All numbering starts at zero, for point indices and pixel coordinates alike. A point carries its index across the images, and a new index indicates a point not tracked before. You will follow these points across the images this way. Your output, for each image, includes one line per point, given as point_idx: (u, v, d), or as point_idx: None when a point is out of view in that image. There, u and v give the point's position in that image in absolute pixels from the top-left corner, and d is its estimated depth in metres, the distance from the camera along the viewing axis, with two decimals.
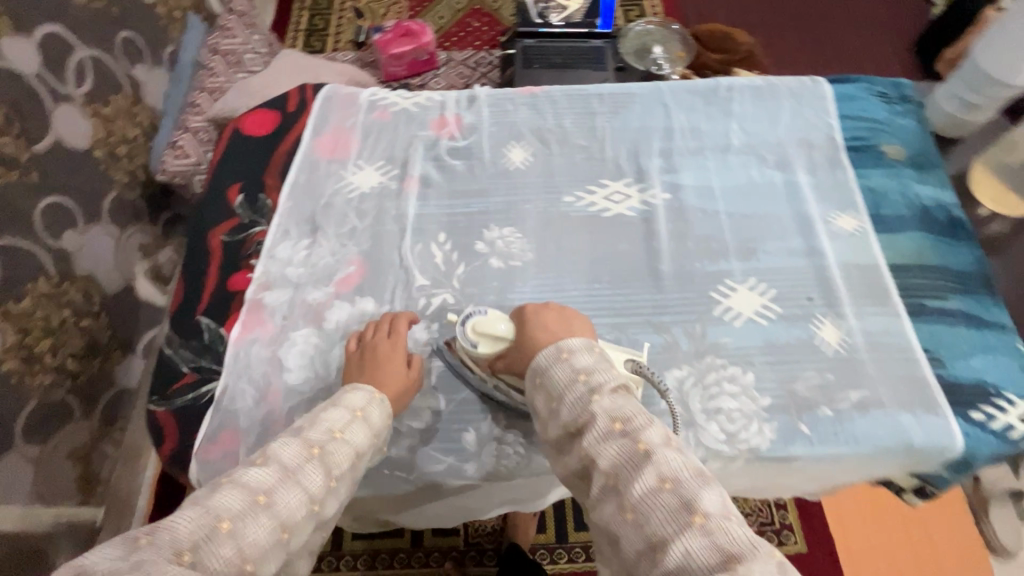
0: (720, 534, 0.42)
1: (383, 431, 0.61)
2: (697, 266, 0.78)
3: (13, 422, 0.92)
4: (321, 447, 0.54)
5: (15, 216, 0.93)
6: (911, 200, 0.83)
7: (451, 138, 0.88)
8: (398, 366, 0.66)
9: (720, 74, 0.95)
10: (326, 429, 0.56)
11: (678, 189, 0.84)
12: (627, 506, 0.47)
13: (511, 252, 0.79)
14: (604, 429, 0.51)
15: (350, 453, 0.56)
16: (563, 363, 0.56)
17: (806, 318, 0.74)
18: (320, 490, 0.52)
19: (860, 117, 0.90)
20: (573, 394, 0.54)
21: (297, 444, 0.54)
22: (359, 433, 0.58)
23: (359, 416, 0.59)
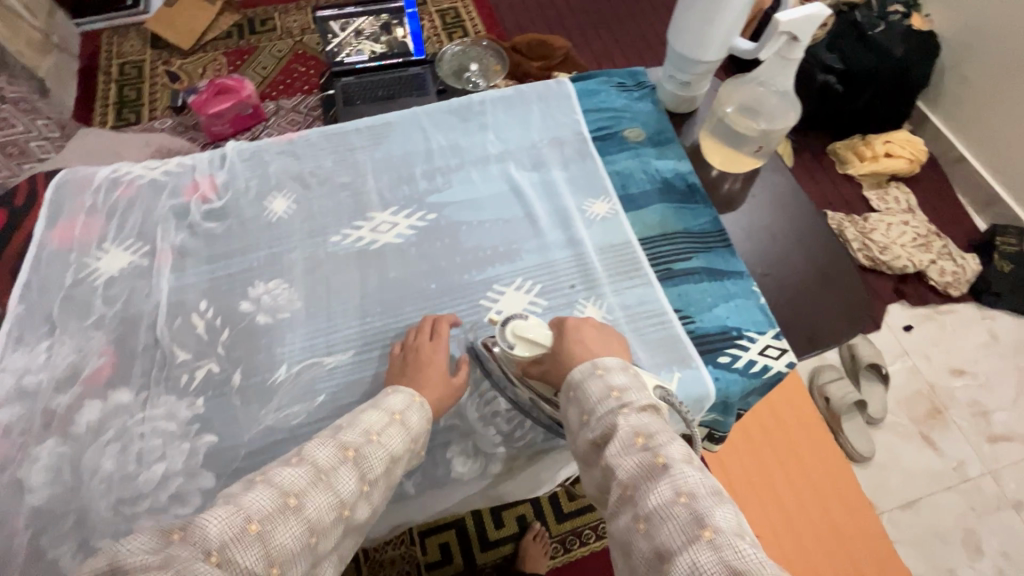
0: (728, 549, 0.42)
1: (418, 438, 0.62)
2: (466, 278, 0.80)
3: None
4: (354, 450, 0.56)
5: None
6: (654, 176, 0.90)
7: (205, 201, 0.85)
8: (440, 371, 0.68)
9: (473, 91, 0.99)
10: (362, 432, 0.58)
11: (443, 206, 0.87)
12: (640, 516, 0.47)
13: (279, 305, 0.77)
14: (625, 442, 0.51)
15: (384, 456, 0.58)
16: (598, 378, 0.56)
17: (570, 305, 0.78)
18: (353, 495, 0.54)
19: (602, 109, 0.97)
20: (604, 402, 0.54)
21: (333, 446, 0.56)
22: (396, 437, 0.60)
23: (399, 418, 0.61)
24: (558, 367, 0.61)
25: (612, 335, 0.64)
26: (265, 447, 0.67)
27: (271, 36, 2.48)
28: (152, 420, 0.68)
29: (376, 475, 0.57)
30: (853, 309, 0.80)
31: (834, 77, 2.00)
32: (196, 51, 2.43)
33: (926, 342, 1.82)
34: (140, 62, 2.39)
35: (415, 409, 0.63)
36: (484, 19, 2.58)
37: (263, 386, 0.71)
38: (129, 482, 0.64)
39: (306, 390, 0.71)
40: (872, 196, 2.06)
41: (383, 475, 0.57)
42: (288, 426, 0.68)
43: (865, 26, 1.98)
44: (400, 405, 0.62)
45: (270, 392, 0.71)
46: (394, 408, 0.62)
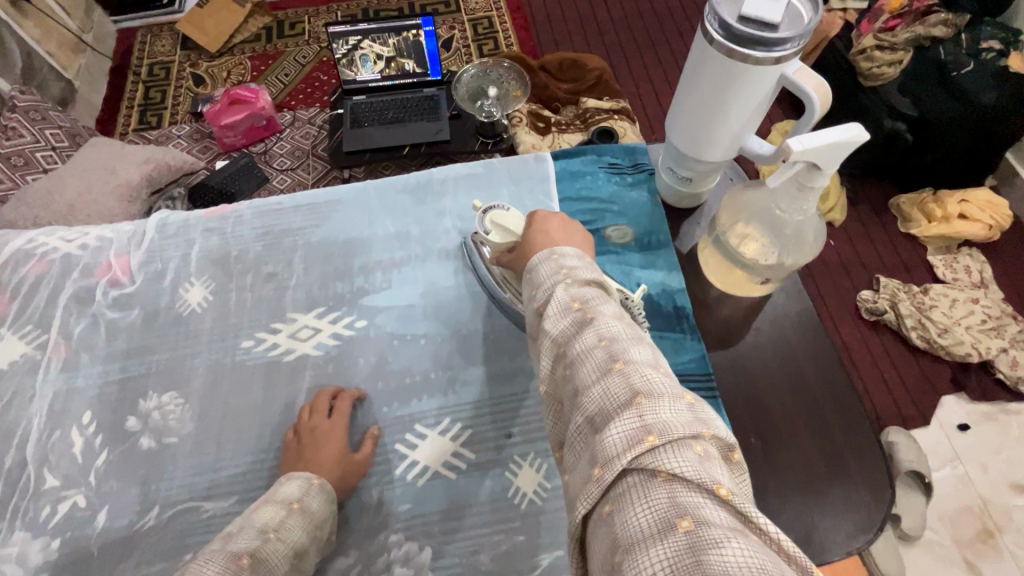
0: (639, 378, 0.36)
1: (324, 523, 0.56)
2: (384, 411, 0.68)
3: None
4: (249, 556, 0.48)
5: None
6: (634, 291, 0.74)
7: (115, 285, 0.75)
8: (339, 450, 0.62)
9: (436, 164, 0.85)
10: (256, 532, 0.51)
11: (375, 313, 0.74)
12: (565, 362, 0.40)
13: (167, 426, 0.67)
14: (561, 306, 0.43)
15: (288, 552, 0.51)
16: (552, 261, 0.48)
17: (500, 463, 0.64)
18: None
19: (583, 197, 0.81)
20: (550, 279, 0.45)
21: (223, 556, 0.48)
22: (297, 529, 0.53)
23: (296, 508, 0.55)
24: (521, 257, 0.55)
25: (578, 229, 0.56)
26: None
27: (298, 41, 2.42)
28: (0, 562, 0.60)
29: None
30: (864, 507, 0.62)
31: (904, 125, 1.72)
32: (223, 53, 2.40)
33: (984, 447, 1.56)
34: (168, 63, 2.38)
35: (315, 492, 0.57)
36: (518, 31, 2.41)
37: (128, 532, 0.61)
38: None
39: (173, 544, 0.60)
40: (938, 263, 1.78)
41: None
42: None
43: (949, 66, 1.66)
44: (296, 493, 0.56)
45: (134, 541, 0.61)
46: (291, 497, 0.55)
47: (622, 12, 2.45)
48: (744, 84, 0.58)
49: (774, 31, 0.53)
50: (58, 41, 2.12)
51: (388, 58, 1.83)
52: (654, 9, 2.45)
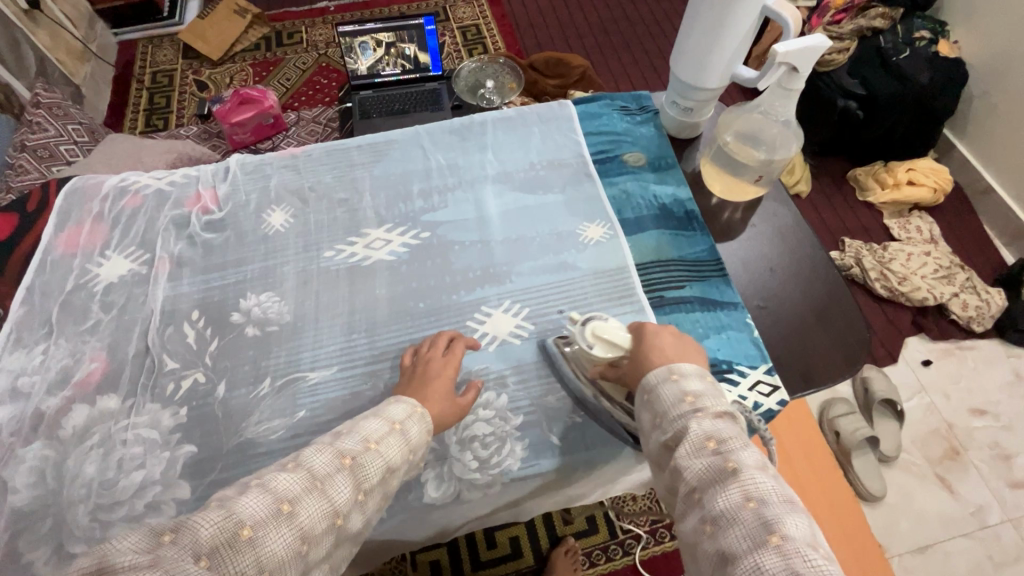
0: (798, 559, 0.41)
1: (418, 450, 0.60)
2: (453, 298, 0.80)
3: None
4: (350, 458, 0.54)
5: None
6: (651, 200, 0.89)
7: (206, 212, 0.87)
8: (447, 391, 0.67)
9: (474, 111, 1.00)
10: (360, 440, 0.56)
11: (436, 226, 0.87)
12: (707, 517, 0.46)
13: (268, 317, 0.78)
14: (695, 445, 0.50)
15: (382, 465, 0.56)
16: (672, 384, 0.55)
17: (556, 331, 0.77)
18: (349, 502, 0.52)
19: (602, 132, 0.97)
20: (678, 410, 0.53)
21: (331, 451, 0.54)
22: (394, 447, 0.58)
23: (397, 429, 0.59)
24: (637, 373, 0.60)
25: (690, 344, 0.61)
26: (240, 462, 0.67)
27: (297, 49, 2.56)
28: (136, 427, 0.69)
29: (371, 484, 0.55)
30: (851, 347, 0.77)
31: (855, 102, 1.95)
32: (225, 61, 2.51)
33: (945, 379, 1.75)
34: (171, 71, 2.48)
35: (417, 424, 0.61)
36: (504, 36, 2.62)
37: (245, 399, 0.71)
38: (110, 484, 0.66)
39: (286, 406, 0.71)
40: (893, 224, 2.01)
41: (378, 485, 0.55)
42: (265, 440, 0.69)
43: (888, 51, 1.93)
44: (400, 417, 0.61)
45: (252, 405, 0.71)
46: (394, 418, 0.60)
47: (598, 17, 2.68)
48: (736, 13, 0.74)
49: None
50: (66, 50, 2.20)
51: (387, 44, 1.99)
52: (627, 15, 2.69)
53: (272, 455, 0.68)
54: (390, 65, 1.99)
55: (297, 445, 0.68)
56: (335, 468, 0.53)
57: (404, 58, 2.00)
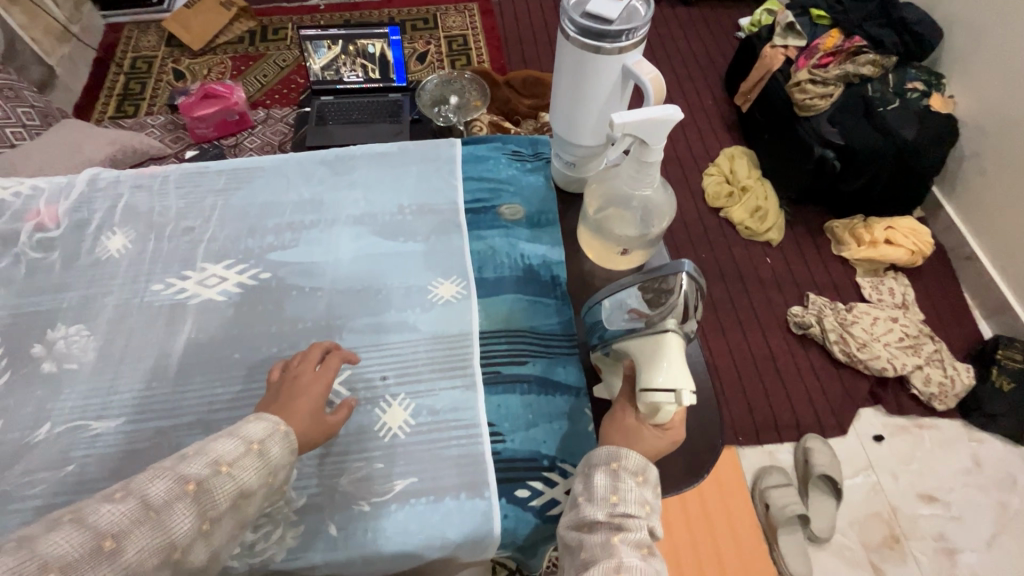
0: None
1: (279, 470, 0.55)
2: (273, 352, 0.74)
3: None
4: (195, 482, 0.48)
5: None
6: (517, 260, 0.82)
7: (40, 228, 0.82)
8: (311, 403, 0.62)
9: (356, 143, 0.93)
10: (208, 462, 0.50)
11: (278, 267, 0.81)
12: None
13: (70, 353, 0.73)
14: (632, 545, 0.53)
15: (235, 489, 0.50)
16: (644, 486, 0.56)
17: (372, 400, 0.70)
18: (193, 532, 0.47)
19: (484, 178, 0.89)
20: (635, 507, 0.55)
21: (169, 477, 0.48)
22: (250, 468, 0.52)
23: (256, 448, 0.53)
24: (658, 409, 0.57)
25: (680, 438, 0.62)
26: None
27: (280, 46, 2.53)
28: None
29: (220, 511, 0.49)
30: (697, 452, 0.69)
31: (833, 152, 1.84)
32: (206, 52, 2.50)
33: (897, 458, 1.63)
34: (152, 58, 2.47)
35: (278, 439, 0.55)
36: (490, 50, 2.56)
37: (16, 444, 0.66)
38: None
39: (56, 457, 0.65)
40: (866, 285, 1.88)
41: (228, 511, 0.50)
42: (22, 495, 0.63)
43: (874, 101, 1.81)
44: (259, 434, 0.55)
45: (22, 452, 0.66)
46: (253, 437, 0.54)
47: None
48: (595, 73, 0.67)
49: (611, 25, 0.63)
50: (44, 29, 2.21)
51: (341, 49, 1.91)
52: None
53: (24, 513, 0.62)
54: (352, 69, 1.92)
55: (56, 505, 0.63)
56: (177, 496, 0.47)
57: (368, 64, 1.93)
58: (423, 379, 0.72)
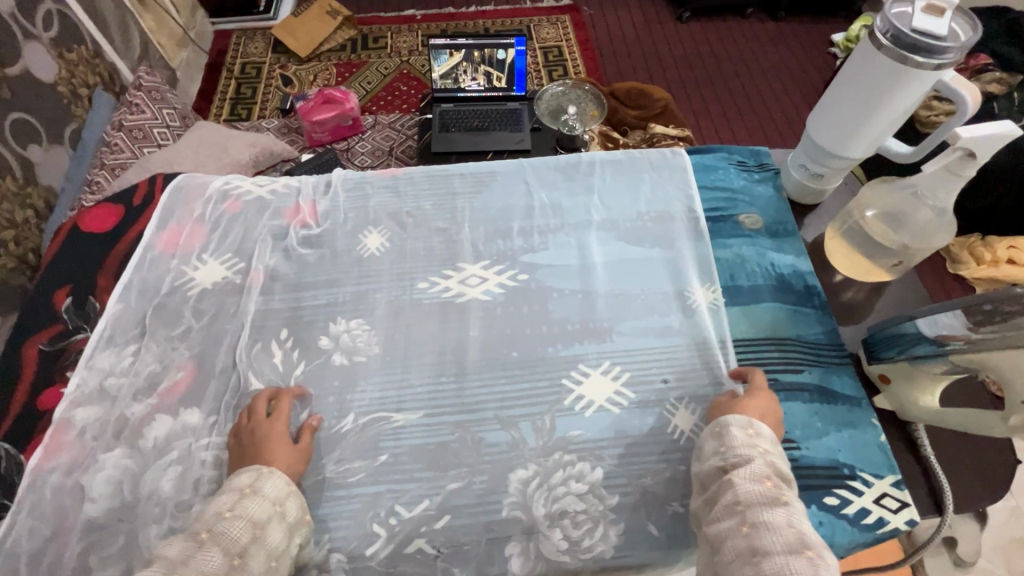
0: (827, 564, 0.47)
1: (282, 498, 0.59)
2: (549, 351, 0.75)
3: None
4: (206, 531, 0.53)
5: None
6: (769, 269, 0.82)
7: (304, 226, 0.85)
8: (281, 437, 0.64)
9: (582, 150, 0.96)
10: (211, 514, 0.55)
11: (534, 269, 0.82)
12: (745, 522, 0.52)
13: (356, 347, 0.75)
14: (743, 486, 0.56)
15: (247, 525, 0.54)
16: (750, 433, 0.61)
17: (658, 403, 0.71)
18: (228, 564, 0.51)
19: (717, 188, 0.91)
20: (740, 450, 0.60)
21: (181, 540, 0.52)
22: (252, 505, 0.56)
23: (248, 493, 0.57)
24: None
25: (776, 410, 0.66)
26: (316, 501, 0.64)
27: (381, 54, 2.59)
28: (215, 448, 0.67)
29: (245, 544, 0.53)
30: (995, 468, 0.68)
31: None
32: (311, 59, 2.57)
33: None
34: (260, 64, 2.54)
35: (267, 476, 0.60)
36: (587, 60, 2.59)
37: (328, 432, 0.69)
38: (185, 506, 0.63)
39: (367, 447, 0.68)
40: None
41: (253, 545, 0.54)
42: (343, 482, 0.65)
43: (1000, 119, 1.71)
44: (248, 480, 0.59)
45: (333, 441, 0.68)
46: (242, 482, 0.58)
47: (684, 52, 2.65)
48: (906, 87, 0.68)
49: (937, 40, 0.64)
50: (167, 35, 2.29)
51: (478, 66, 1.99)
52: (714, 53, 2.64)
53: (348, 499, 0.64)
54: (473, 76, 1.98)
55: (377, 494, 0.65)
56: (192, 549, 0.51)
57: (490, 74, 1.99)
58: (700, 382, 0.72)
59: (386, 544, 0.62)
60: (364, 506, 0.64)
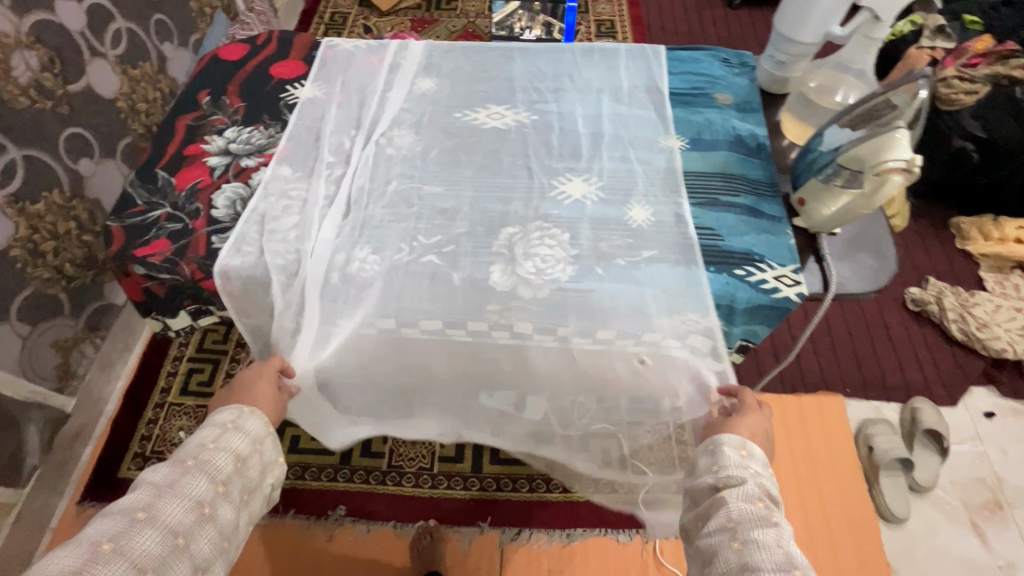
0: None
1: (260, 436, 0.75)
2: (548, 163, 0.98)
3: (15, 295, 1.39)
4: (193, 459, 0.68)
5: (44, 135, 1.41)
6: (731, 130, 1.03)
7: (376, 68, 1.13)
8: (268, 391, 0.82)
9: (599, 42, 1.19)
10: (198, 443, 0.71)
11: (545, 114, 1.06)
12: (738, 538, 0.63)
13: (404, 145, 1.01)
14: (719, 523, 0.65)
15: (230, 456, 0.71)
16: (740, 453, 0.72)
17: (623, 202, 0.93)
18: (209, 495, 0.66)
19: (703, 73, 1.12)
20: (738, 468, 0.70)
21: (171, 464, 0.67)
22: (233, 442, 0.72)
23: (231, 428, 0.74)
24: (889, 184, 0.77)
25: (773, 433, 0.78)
26: (365, 226, 0.90)
27: (451, 14, 2.90)
28: (298, 189, 0.94)
29: (227, 474, 0.69)
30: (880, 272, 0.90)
31: (973, 145, 1.85)
32: (391, 14, 2.91)
33: (1007, 436, 1.68)
34: (346, 14, 2.90)
35: (250, 417, 0.76)
36: (635, 34, 2.81)
37: (378, 188, 0.95)
38: (279, 216, 0.91)
39: (403, 201, 0.93)
40: (990, 278, 1.92)
41: (234, 475, 0.70)
42: (384, 219, 0.91)
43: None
44: (232, 418, 0.75)
45: (379, 193, 0.94)
46: (227, 419, 0.74)
47: (728, 34, 2.83)
48: None
49: None
50: None
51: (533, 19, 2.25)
52: (757, 37, 2.81)
53: (386, 228, 0.90)
54: (530, 27, 2.24)
55: (405, 228, 0.90)
56: (179, 474, 0.66)
57: (545, 26, 2.25)
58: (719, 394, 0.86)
59: (408, 254, 0.87)
60: (397, 232, 0.89)
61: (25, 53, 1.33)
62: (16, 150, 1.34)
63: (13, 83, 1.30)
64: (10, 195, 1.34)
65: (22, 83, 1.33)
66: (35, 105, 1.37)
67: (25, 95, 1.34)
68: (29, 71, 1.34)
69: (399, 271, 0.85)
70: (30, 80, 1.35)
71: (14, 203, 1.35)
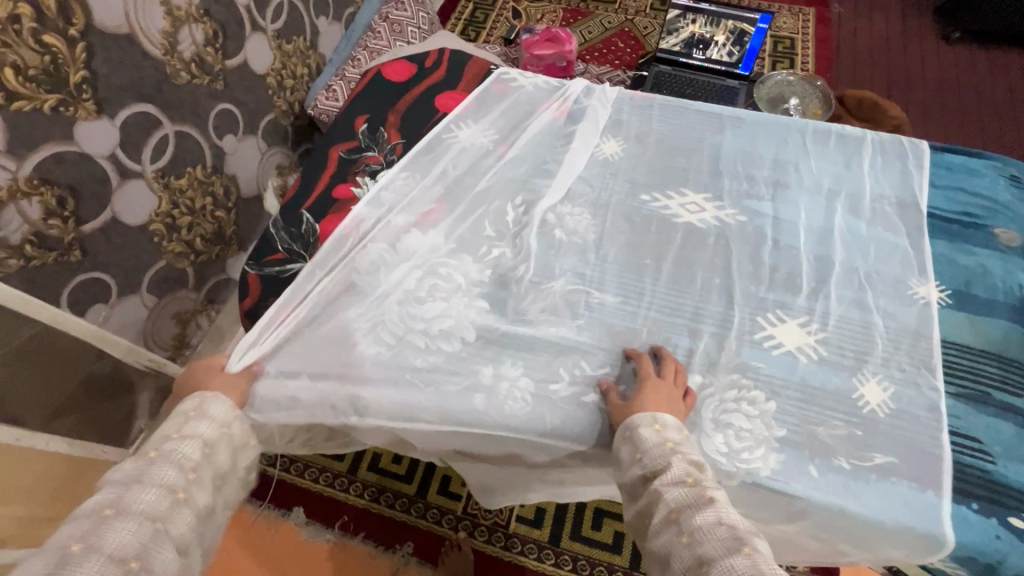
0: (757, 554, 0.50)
1: (229, 418, 0.66)
2: (753, 289, 0.78)
3: (144, 271, 1.15)
4: (152, 453, 0.60)
5: (197, 111, 1.18)
6: (1014, 289, 0.76)
7: (556, 118, 0.96)
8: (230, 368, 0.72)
9: (834, 122, 0.94)
10: (158, 437, 0.61)
11: (756, 215, 0.84)
12: (684, 531, 0.54)
13: (577, 230, 0.84)
14: (663, 517, 0.56)
15: (197, 443, 0.61)
16: (656, 429, 0.62)
17: (851, 369, 0.72)
18: (182, 479, 0.58)
19: (978, 194, 0.85)
20: (659, 444, 0.61)
21: (133, 462, 0.59)
22: (199, 429, 0.63)
23: (194, 414, 0.64)
24: None
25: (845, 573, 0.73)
26: (517, 334, 0.75)
27: (610, 8, 2.62)
28: (450, 267, 0.81)
29: (197, 462, 0.60)
30: None
31: None
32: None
33: None
34: None
35: (214, 401, 0.66)
36: (818, 58, 2.29)
37: (542, 284, 0.79)
38: (426, 300, 0.78)
39: (571, 308, 0.77)
40: None
41: (204, 460, 0.61)
42: (543, 327, 0.75)
43: None
44: (194, 405, 0.65)
45: (544, 293, 0.78)
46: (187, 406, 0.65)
47: (937, 74, 2.23)
48: None
49: None
50: None
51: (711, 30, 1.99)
52: (976, 81, 2.21)
53: (542, 342, 0.75)
54: (712, 33, 1.98)
55: (570, 347, 0.74)
56: (145, 467, 0.58)
57: (732, 32, 1.98)
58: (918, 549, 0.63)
59: (568, 388, 0.71)
60: (558, 352, 0.74)
61: (191, 27, 1.11)
62: (171, 126, 1.12)
63: (176, 57, 1.09)
64: (159, 169, 1.12)
65: (186, 58, 1.11)
66: (194, 81, 1.15)
67: (187, 70, 1.12)
68: (193, 44, 1.12)
69: (556, 409, 0.70)
70: (193, 56, 1.13)
71: (160, 177, 1.12)
